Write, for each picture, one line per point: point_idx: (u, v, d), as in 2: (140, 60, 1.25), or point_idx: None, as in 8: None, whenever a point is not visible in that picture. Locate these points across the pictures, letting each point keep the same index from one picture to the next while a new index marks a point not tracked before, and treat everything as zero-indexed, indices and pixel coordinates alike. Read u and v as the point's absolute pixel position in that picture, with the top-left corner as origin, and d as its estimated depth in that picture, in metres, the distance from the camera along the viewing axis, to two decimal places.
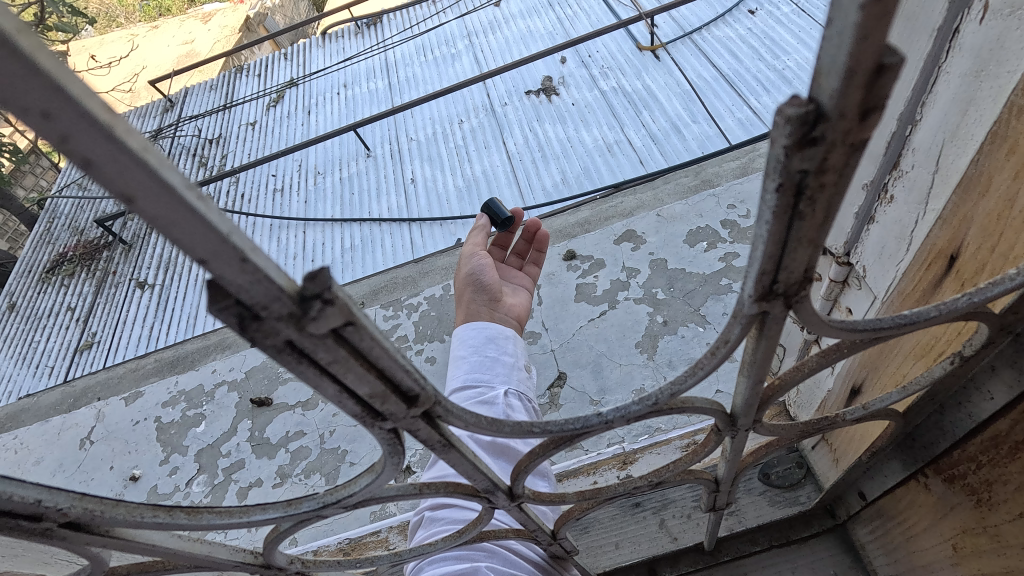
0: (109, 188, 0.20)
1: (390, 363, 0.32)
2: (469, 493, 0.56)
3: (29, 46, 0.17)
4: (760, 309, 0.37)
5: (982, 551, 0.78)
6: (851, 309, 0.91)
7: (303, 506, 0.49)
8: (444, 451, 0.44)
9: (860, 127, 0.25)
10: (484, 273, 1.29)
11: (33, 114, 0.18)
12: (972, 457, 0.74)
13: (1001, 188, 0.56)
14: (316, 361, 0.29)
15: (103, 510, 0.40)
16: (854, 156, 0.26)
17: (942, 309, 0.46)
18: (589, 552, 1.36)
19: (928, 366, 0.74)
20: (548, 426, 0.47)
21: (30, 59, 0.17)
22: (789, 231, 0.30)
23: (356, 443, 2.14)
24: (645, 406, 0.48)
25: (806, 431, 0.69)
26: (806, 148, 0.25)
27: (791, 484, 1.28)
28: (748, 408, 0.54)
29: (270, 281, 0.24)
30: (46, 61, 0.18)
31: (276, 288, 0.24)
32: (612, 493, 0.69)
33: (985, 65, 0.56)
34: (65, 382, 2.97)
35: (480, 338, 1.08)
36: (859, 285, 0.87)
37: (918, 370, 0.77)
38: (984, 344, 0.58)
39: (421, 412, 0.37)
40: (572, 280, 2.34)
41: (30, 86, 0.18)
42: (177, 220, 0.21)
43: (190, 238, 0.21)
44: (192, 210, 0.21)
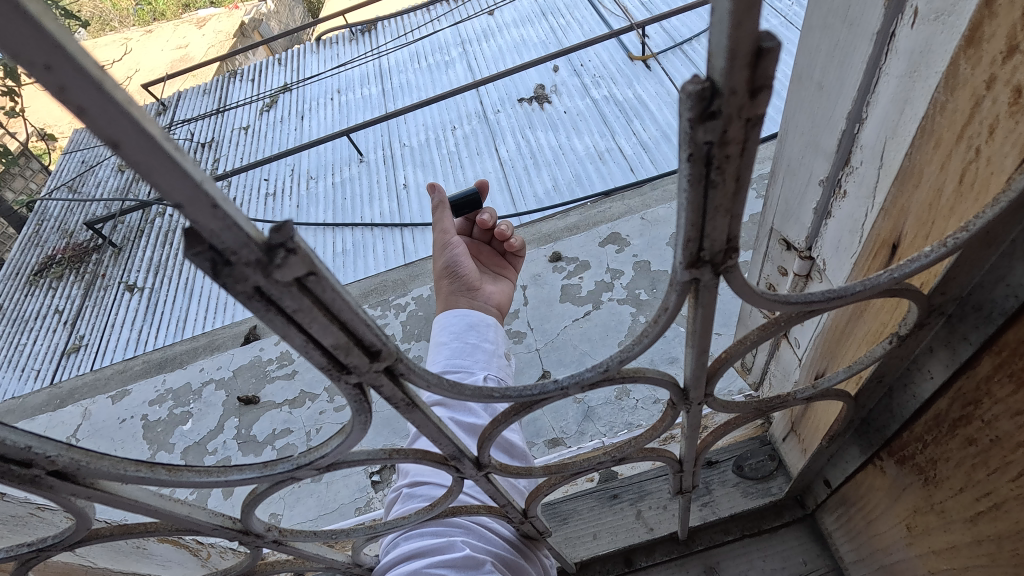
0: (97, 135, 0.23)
1: (352, 316, 0.36)
2: (437, 462, 0.59)
3: (40, 12, 0.20)
4: (689, 274, 0.41)
5: (931, 529, 0.82)
6: None
7: (278, 468, 0.52)
8: (407, 410, 0.47)
9: (751, 103, 0.29)
10: (459, 265, 1.29)
11: (37, 68, 0.21)
12: (918, 438, 0.77)
13: (930, 178, 0.59)
14: (282, 309, 0.32)
15: (89, 461, 0.43)
16: (751, 129, 0.30)
17: (868, 285, 0.50)
18: (567, 542, 1.39)
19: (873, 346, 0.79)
20: (507, 391, 0.51)
21: (38, 24, 0.20)
22: (705, 199, 0.34)
23: None
24: (597, 372, 0.51)
25: (760, 409, 0.73)
26: (707, 121, 0.29)
27: (764, 475, 1.33)
28: (697, 381, 0.58)
29: (245, 231, 0.28)
30: (50, 24, 0.21)
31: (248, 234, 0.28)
32: (577, 468, 0.72)
33: (917, 66, 0.60)
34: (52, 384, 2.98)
35: (462, 325, 1.12)
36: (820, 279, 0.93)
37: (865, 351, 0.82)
38: (917, 323, 0.61)
39: (384, 367, 0.41)
40: (558, 281, 2.38)
41: (35, 44, 0.20)
42: (166, 172, 0.24)
43: (179, 195, 0.25)
44: (187, 169, 0.25)
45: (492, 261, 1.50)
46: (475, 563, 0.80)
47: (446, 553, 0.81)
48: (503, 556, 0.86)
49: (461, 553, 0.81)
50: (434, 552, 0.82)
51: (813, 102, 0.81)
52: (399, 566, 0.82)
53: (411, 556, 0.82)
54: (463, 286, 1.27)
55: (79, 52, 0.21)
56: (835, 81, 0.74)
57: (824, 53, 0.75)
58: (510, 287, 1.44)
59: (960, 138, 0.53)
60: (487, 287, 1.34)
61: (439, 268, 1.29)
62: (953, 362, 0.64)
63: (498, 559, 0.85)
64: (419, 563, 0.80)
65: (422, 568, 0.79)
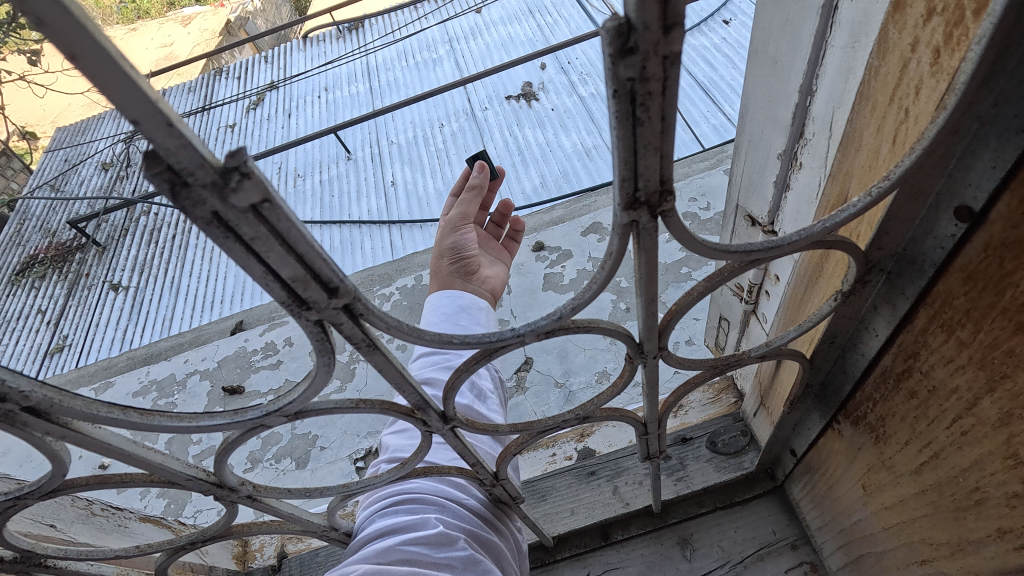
0: (56, 47, 0.25)
1: (309, 249, 0.38)
2: (404, 413, 0.62)
3: None
4: (627, 214, 0.44)
5: (884, 485, 0.86)
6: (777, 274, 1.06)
7: (248, 415, 0.55)
8: (369, 352, 0.49)
9: (666, 40, 0.32)
10: (463, 247, 1.32)
11: None
12: (869, 396, 0.81)
13: (869, 142, 0.63)
14: (240, 236, 0.35)
15: (61, 399, 0.45)
16: (669, 66, 0.34)
17: (804, 235, 0.53)
18: (546, 518, 1.41)
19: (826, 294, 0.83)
20: (467, 338, 0.54)
21: None
22: (634, 137, 0.37)
23: (326, 428, 2.19)
24: (551, 321, 0.54)
25: (717, 369, 0.76)
26: (627, 56, 0.32)
27: (736, 450, 1.37)
28: (651, 334, 0.61)
29: (200, 154, 0.30)
30: None
31: (203, 155, 0.30)
32: (543, 426, 0.75)
33: (858, 37, 0.63)
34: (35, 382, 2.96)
35: (454, 307, 1.20)
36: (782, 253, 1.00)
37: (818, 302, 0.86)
38: (859, 280, 0.65)
39: (343, 305, 0.43)
40: (540, 270, 2.41)
41: None
42: (123, 91, 0.26)
43: (137, 112, 0.27)
44: (143, 89, 0.27)
45: (490, 246, 1.53)
46: (448, 541, 0.80)
47: (419, 531, 0.81)
48: (476, 533, 0.86)
49: (434, 530, 0.81)
50: (408, 529, 0.81)
51: (771, 77, 0.85)
52: (373, 542, 0.82)
53: (385, 533, 0.82)
54: (461, 269, 1.31)
55: None
56: (789, 55, 0.78)
57: (778, 30, 0.79)
58: (505, 270, 1.47)
59: (893, 100, 0.57)
60: (484, 270, 1.40)
61: (443, 246, 1.31)
62: (894, 317, 0.68)
63: (472, 536, 0.85)
64: (392, 540, 0.80)
65: (395, 545, 0.78)
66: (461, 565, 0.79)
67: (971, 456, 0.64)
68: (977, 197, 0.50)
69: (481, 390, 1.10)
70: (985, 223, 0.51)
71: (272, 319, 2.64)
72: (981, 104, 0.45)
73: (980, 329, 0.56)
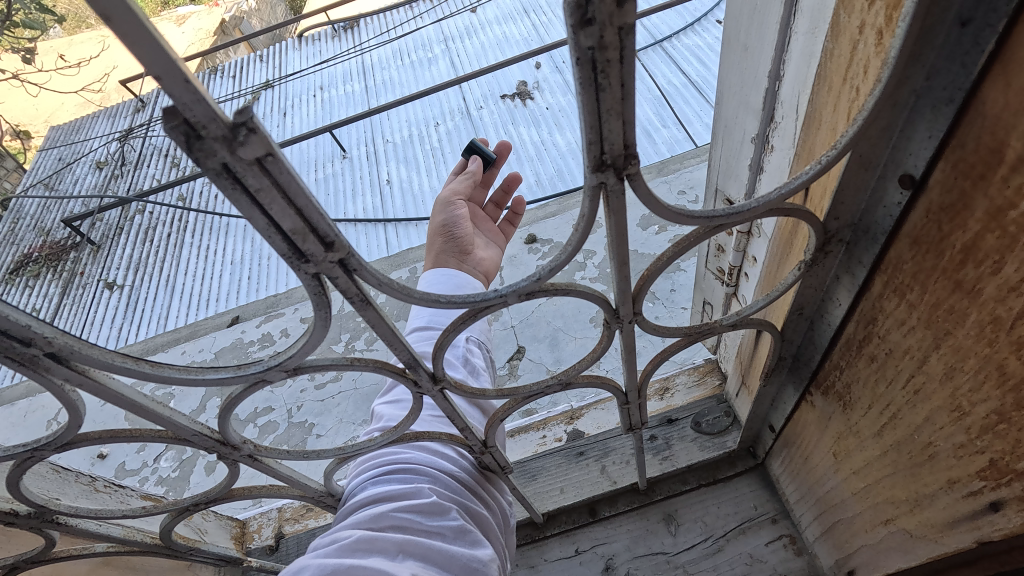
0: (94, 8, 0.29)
1: (307, 204, 0.43)
2: (396, 372, 0.66)
3: None
4: (593, 176, 0.48)
5: (852, 450, 0.90)
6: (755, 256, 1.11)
7: (250, 369, 0.59)
8: (363, 307, 0.54)
9: (620, 12, 0.37)
10: (458, 226, 1.42)
11: None
12: (836, 364, 0.86)
13: (827, 120, 0.67)
14: (246, 187, 0.39)
15: (81, 347, 0.49)
16: (624, 35, 0.38)
17: (761, 201, 0.58)
18: (536, 496, 1.46)
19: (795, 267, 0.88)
20: (453, 298, 0.58)
21: None
22: (597, 102, 0.42)
23: (323, 416, 2.23)
24: (531, 282, 0.59)
25: (692, 337, 0.80)
26: (586, 27, 0.37)
27: (719, 430, 1.42)
28: (625, 299, 0.66)
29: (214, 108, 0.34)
30: None
31: (213, 109, 0.35)
32: (528, 391, 0.80)
33: (816, 23, 0.68)
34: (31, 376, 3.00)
35: (449, 284, 1.28)
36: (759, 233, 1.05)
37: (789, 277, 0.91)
38: (819, 249, 0.70)
39: (338, 259, 0.48)
40: (533, 261, 2.46)
41: None
42: (152, 51, 0.31)
43: (159, 66, 0.32)
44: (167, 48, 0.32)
45: (487, 226, 1.60)
46: (441, 511, 0.83)
47: (411, 499, 0.83)
48: (466, 504, 0.88)
49: (427, 499, 0.83)
50: (400, 497, 0.83)
51: (742, 65, 0.90)
52: (365, 508, 0.84)
53: (377, 500, 0.84)
54: (457, 248, 1.40)
55: None
56: (757, 43, 0.83)
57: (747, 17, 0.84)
58: (498, 252, 1.55)
59: (845, 80, 0.61)
60: (479, 251, 1.48)
61: (437, 225, 1.42)
62: (854, 285, 0.72)
63: (463, 507, 0.88)
64: (385, 507, 0.82)
65: (388, 511, 0.80)
66: (451, 533, 0.82)
67: (923, 413, 0.69)
68: (917, 165, 0.55)
69: (474, 367, 1.14)
70: (924, 188, 0.56)
71: (268, 311, 2.68)
72: (916, 77, 0.50)
73: (925, 290, 0.61)
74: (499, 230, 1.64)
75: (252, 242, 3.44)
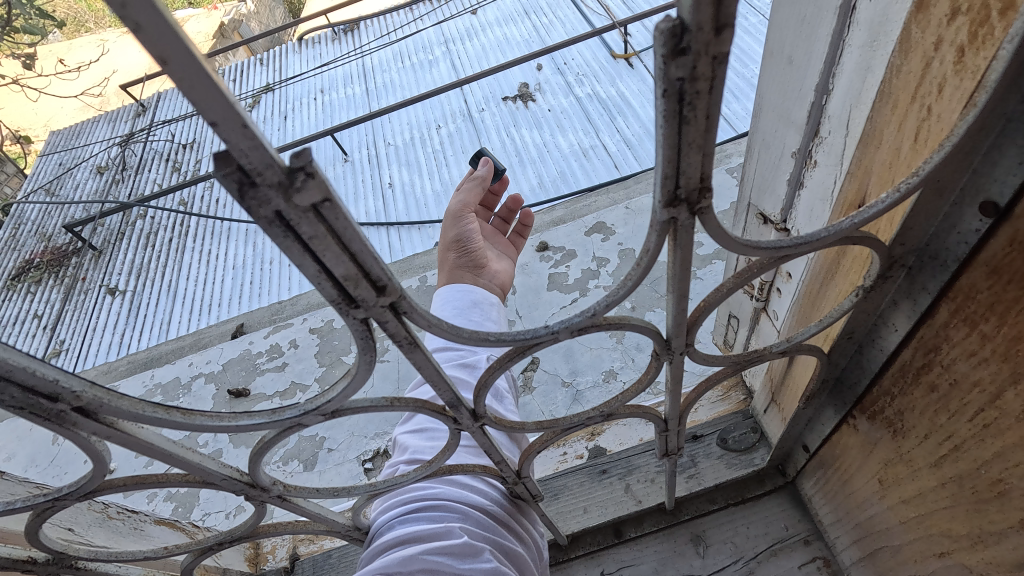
0: (146, 49, 0.26)
1: (361, 247, 0.39)
2: (436, 411, 0.63)
3: None
4: (663, 211, 0.45)
5: (902, 478, 0.87)
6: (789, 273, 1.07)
7: (286, 413, 0.55)
8: (410, 350, 0.50)
9: (717, 41, 0.33)
10: (470, 240, 1.38)
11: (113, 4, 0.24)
12: (887, 391, 0.82)
13: (889, 139, 0.64)
14: (299, 235, 0.36)
15: (111, 399, 0.45)
16: (718, 66, 0.34)
17: (832, 231, 0.54)
18: (559, 516, 1.42)
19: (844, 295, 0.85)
20: (503, 335, 0.55)
21: None
22: (679, 136, 0.38)
23: (333, 429, 2.19)
24: (585, 318, 0.55)
25: (739, 365, 0.77)
26: (679, 57, 0.33)
27: (746, 447, 1.38)
28: (679, 330, 0.62)
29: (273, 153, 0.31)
30: None
31: (271, 152, 0.31)
32: (568, 423, 0.76)
33: (876, 37, 0.64)
34: None
35: (466, 300, 1.23)
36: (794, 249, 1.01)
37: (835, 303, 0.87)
38: (880, 275, 0.66)
39: (389, 303, 0.44)
40: (545, 270, 2.42)
41: None
42: (210, 94, 0.28)
43: (217, 110, 0.28)
44: (225, 90, 0.28)
45: (497, 239, 1.61)
46: (473, 552, 0.79)
47: (442, 540, 0.79)
48: (499, 541, 0.85)
49: (458, 540, 0.79)
50: (430, 538, 0.79)
51: (783, 78, 0.86)
52: (393, 549, 0.80)
53: (406, 541, 0.80)
54: (469, 262, 1.37)
55: None
56: (802, 56, 0.80)
57: (789, 29, 0.80)
58: (512, 264, 1.54)
59: (915, 98, 0.58)
60: (493, 264, 1.45)
61: (449, 239, 1.39)
62: (914, 312, 0.69)
63: (495, 545, 0.84)
64: (415, 549, 0.78)
65: (418, 554, 0.77)
66: None
67: (993, 449, 0.66)
68: (1003, 192, 0.52)
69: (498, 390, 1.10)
70: (1010, 217, 0.52)
71: (276, 321, 2.64)
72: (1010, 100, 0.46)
73: (1004, 322, 0.58)
74: (510, 242, 1.64)
75: (256, 246, 3.40)
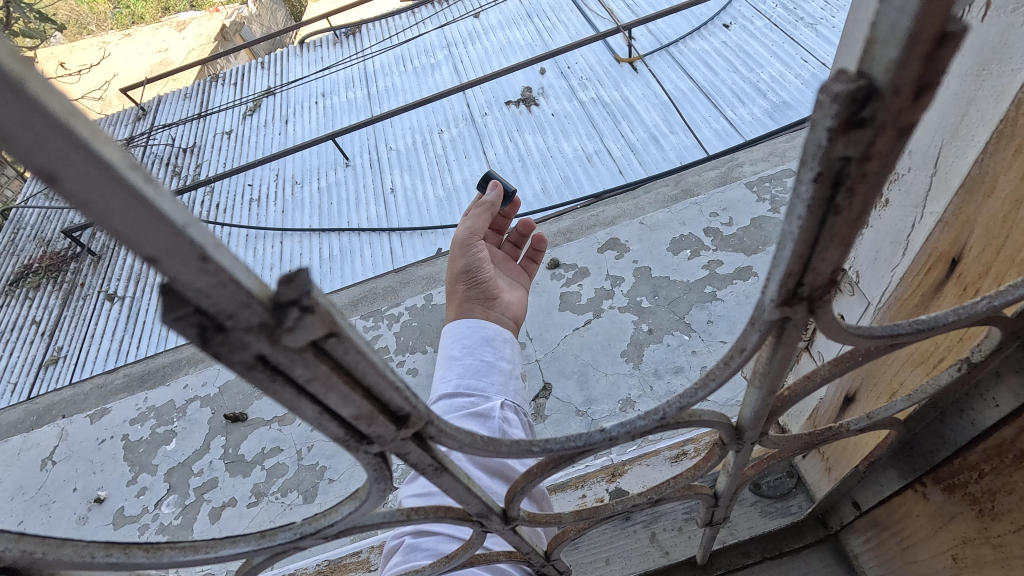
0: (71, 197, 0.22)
1: (375, 373, 0.31)
2: (459, 518, 0.52)
3: (46, 100, 0.20)
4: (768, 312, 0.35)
5: (983, 561, 0.77)
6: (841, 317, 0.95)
7: (280, 538, 0.45)
8: (434, 474, 0.41)
9: (911, 108, 0.24)
10: (480, 271, 1.30)
11: (25, 151, 0.20)
12: (974, 466, 0.74)
13: (1008, 186, 0.58)
14: (295, 378, 0.29)
15: (45, 552, 0.39)
16: (899, 141, 0.25)
17: (961, 315, 0.45)
18: (579, 568, 1.32)
19: (932, 372, 0.75)
20: (548, 445, 0.44)
21: (39, 103, 0.20)
22: (820, 228, 0.28)
23: (335, 458, 2.09)
24: (651, 421, 0.45)
25: (810, 443, 0.66)
26: (852, 131, 0.24)
27: (783, 493, 1.26)
28: (756, 421, 0.51)
29: (224, 267, 0.24)
30: (52, 103, 0.20)
31: (231, 271, 0.24)
32: (610, 512, 0.65)
33: (989, 67, 0.60)
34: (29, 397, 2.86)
35: (477, 339, 1.10)
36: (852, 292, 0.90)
37: (918, 378, 0.77)
38: (994, 349, 0.57)
39: (412, 432, 0.35)
40: (556, 289, 2.31)
41: (22, 114, 0.20)
42: (96, 183, 0.21)
43: (108, 201, 0.22)
44: (123, 175, 0.22)
45: (508, 266, 1.52)
46: None
47: None
48: None
49: None
50: None
51: None
52: None
53: None
54: (480, 294, 1.27)
55: (65, 115, 0.21)
56: None
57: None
58: (524, 293, 1.45)
59: None
60: (505, 294, 1.36)
61: (457, 270, 1.30)
62: None
63: None
64: None
65: None
66: None
67: None
68: None
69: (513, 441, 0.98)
70: None
71: None
72: None
73: None
74: (522, 269, 1.55)
75: (256, 251, 3.30)
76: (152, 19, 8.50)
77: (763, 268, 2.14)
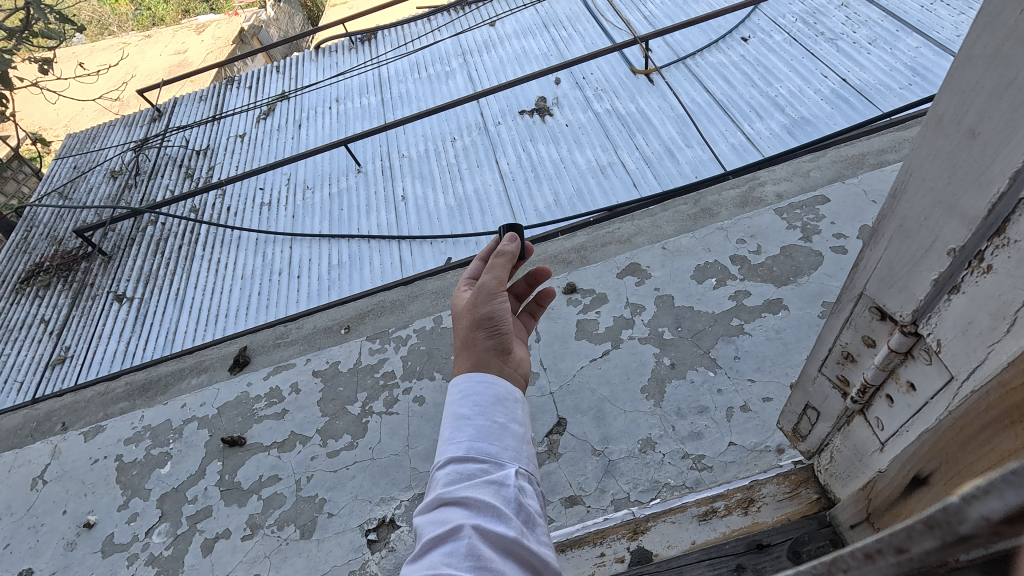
0: None
1: None
2: None
3: None
4: (1016, 510, 0.30)
5: None
6: (880, 420, 0.85)
7: None
8: None
9: None
10: (501, 322, 1.07)
11: None
12: None
13: None
14: None
15: None
16: None
17: None
18: None
19: None
20: None
21: None
22: None
23: (334, 491, 1.98)
24: None
25: None
26: None
27: None
28: None
29: None
30: None
31: None
32: None
33: None
34: (32, 400, 2.79)
35: (489, 397, 0.95)
36: (892, 402, 0.80)
37: None
38: None
39: None
40: (573, 315, 2.20)
41: None
42: None
43: None
44: None
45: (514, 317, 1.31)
46: None
47: None
48: None
49: None
50: None
51: (951, 153, 0.57)
52: None
53: None
54: (498, 350, 1.05)
55: None
56: (995, 128, 0.51)
57: (961, 91, 0.54)
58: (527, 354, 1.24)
59: None
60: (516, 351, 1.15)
61: (473, 316, 1.06)
62: None
63: None
64: None
65: None
66: None
67: None
68: None
69: (529, 516, 0.81)
70: None
71: (277, 361, 2.43)
72: None
73: None
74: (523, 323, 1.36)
75: (264, 256, 3.21)
76: (172, 20, 8.59)
77: (794, 300, 2.00)
